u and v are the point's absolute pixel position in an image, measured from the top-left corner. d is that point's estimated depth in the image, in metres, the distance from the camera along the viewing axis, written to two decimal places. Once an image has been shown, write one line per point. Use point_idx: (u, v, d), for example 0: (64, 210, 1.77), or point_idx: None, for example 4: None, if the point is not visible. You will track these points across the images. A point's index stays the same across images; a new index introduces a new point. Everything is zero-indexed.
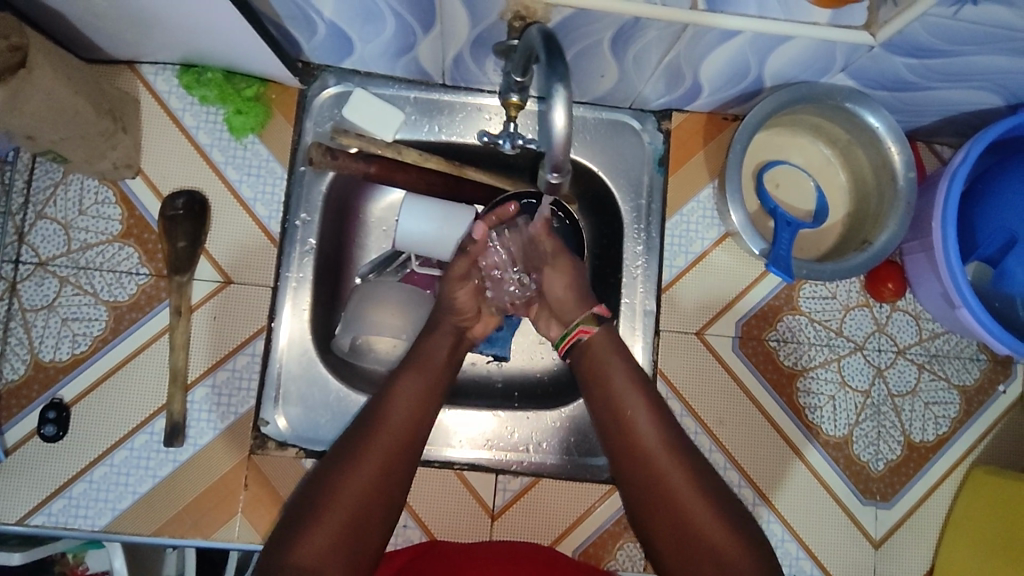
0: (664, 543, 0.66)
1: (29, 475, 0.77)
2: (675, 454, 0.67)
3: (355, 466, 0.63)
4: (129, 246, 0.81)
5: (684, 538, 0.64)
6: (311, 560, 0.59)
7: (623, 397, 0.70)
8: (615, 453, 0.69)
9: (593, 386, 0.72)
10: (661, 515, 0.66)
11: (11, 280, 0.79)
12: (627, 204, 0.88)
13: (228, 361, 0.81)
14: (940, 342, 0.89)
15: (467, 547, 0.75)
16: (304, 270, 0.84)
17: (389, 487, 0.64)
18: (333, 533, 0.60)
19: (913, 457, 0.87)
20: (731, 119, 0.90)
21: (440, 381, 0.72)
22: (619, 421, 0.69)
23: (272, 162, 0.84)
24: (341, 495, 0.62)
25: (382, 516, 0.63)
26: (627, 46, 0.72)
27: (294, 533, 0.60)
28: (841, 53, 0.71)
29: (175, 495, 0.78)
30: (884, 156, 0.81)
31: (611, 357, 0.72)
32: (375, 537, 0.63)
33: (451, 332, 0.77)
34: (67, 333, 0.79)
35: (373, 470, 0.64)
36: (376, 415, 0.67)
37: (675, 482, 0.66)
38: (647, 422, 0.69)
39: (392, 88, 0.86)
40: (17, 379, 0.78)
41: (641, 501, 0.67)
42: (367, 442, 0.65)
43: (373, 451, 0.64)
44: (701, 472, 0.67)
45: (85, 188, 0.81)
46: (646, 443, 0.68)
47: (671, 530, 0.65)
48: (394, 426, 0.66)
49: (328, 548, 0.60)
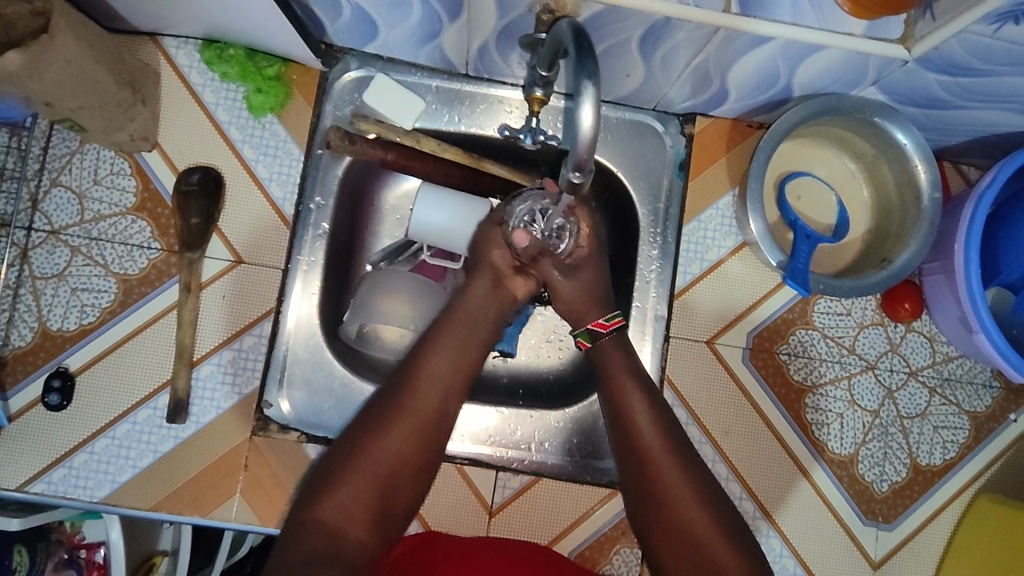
0: (663, 554, 0.64)
1: (30, 442, 0.77)
2: (674, 449, 0.67)
3: (385, 429, 0.64)
4: (142, 219, 0.80)
5: (688, 557, 0.62)
6: (336, 515, 0.59)
7: (635, 412, 0.69)
8: (622, 462, 0.68)
9: (608, 397, 0.71)
10: (667, 536, 0.64)
11: (22, 246, 0.79)
12: (644, 206, 0.87)
13: (235, 341, 0.80)
14: (954, 366, 0.88)
15: (467, 545, 0.73)
16: (315, 255, 0.83)
17: (418, 455, 0.65)
18: (358, 492, 0.61)
19: (919, 480, 0.86)
20: (755, 127, 0.89)
21: (470, 352, 0.72)
22: (622, 423, 0.69)
23: (289, 143, 0.83)
24: (368, 455, 0.63)
25: (408, 485, 0.64)
26: (655, 46, 0.71)
27: (324, 487, 0.61)
28: (874, 65, 0.71)
29: (175, 472, 0.78)
30: (910, 173, 0.80)
31: (623, 368, 0.72)
32: (402, 503, 0.64)
33: (488, 300, 0.76)
34: (75, 303, 0.79)
35: (400, 439, 0.64)
36: (409, 384, 0.67)
37: (670, 483, 0.65)
38: (648, 426, 0.68)
39: (414, 76, 0.85)
40: (23, 346, 0.78)
41: (640, 512, 0.66)
42: (399, 408, 0.65)
43: (404, 420, 0.65)
44: (701, 484, 0.65)
45: (100, 159, 0.81)
46: (648, 448, 0.67)
47: (672, 544, 0.63)
48: (429, 389, 0.67)
49: (353, 505, 0.60)
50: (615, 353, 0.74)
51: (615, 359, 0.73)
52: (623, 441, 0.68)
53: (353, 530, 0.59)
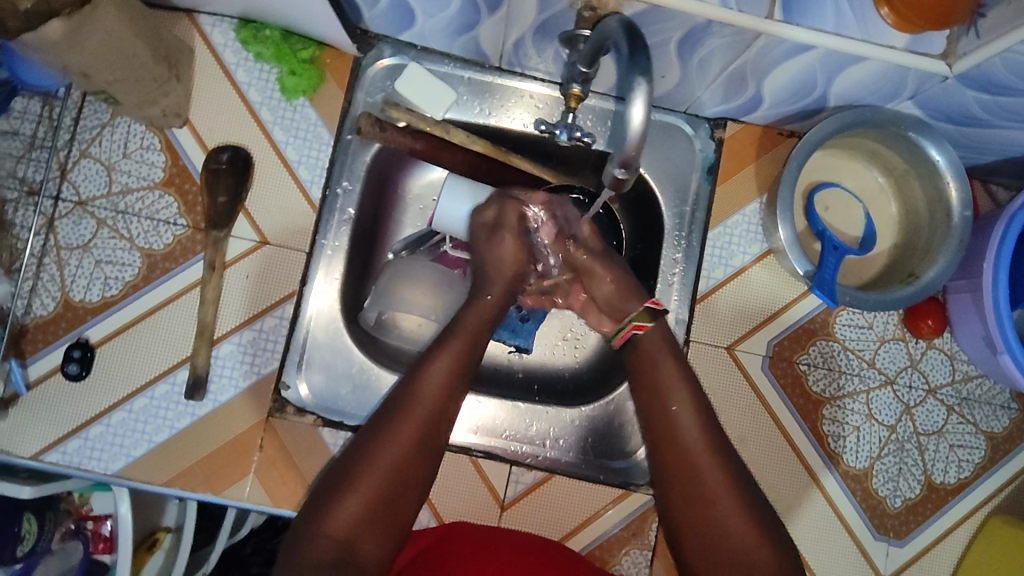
0: (694, 552, 0.65)
1: (47, 412, 0.77)
2: (715, 449, 0.67)
3: (385, 441, 0.64)
4: (170, 195, 0.80)
5: (728, 563, 0.63)
6: (342, 530, 0.60)
7: (678, 414, 0.69)
8: (659, 465, 0.68)
9: (648, 391, 0.71)
10: (704, 537, 0.64)
11: (49, 216, 0.79)
12: (670, 209, 0.87)
13: (256, 321, 0.80)
14: (973, 385, 0.88)
15: (484, 538, 0.73)
16: (340, 239, 0.83)
17: (420, 463, 0.64)
18: (362, 506, 0.61)
19: (932, 497, 0.86)
20: (787, 135, 0.89)
21: (473, 359, 0.71)
22: (663, 417, 0.69)
23: (320, 126, 0.83)
24: (369, 470, 0.62)
25: (413, 496, 0.64)
26: (694, 49, 0.71)
27: (327, 502, 0.62)
28: (913, 79, 0.71)
29: (190, 449, 0.78)
30: (942, 190, 0.79)
31: (664, 359, 0.72)
32: (409, 510, 0.64)
33: (488, 309, 0.75)
34: (98, 276, 0.79)
35: (399, 453, 0.63)
36: (407, 397, 0.66)
37: (711, 483, 0.65)
38: (693, 425, 0.68)
39: (447, 66, 0.85)
40: (45, 315, 0.78)
41: (674, 509, 0.67)
42: (397, 423, 0.65)
43: (404, 430, 0.64)
44: (741, 483, 0.66)
45: (131, 133, 0.81)
46: (691, 445, 0.67)
47: (706, 546, 0.64)
48: (429, 396, 0.66)
49: (358, 519, 0.61)
50: (659, 343, 0.73)
51: (663, 354, 0.72)
52: (662, 439, 0.68)
53: (360, 542, 0.60)
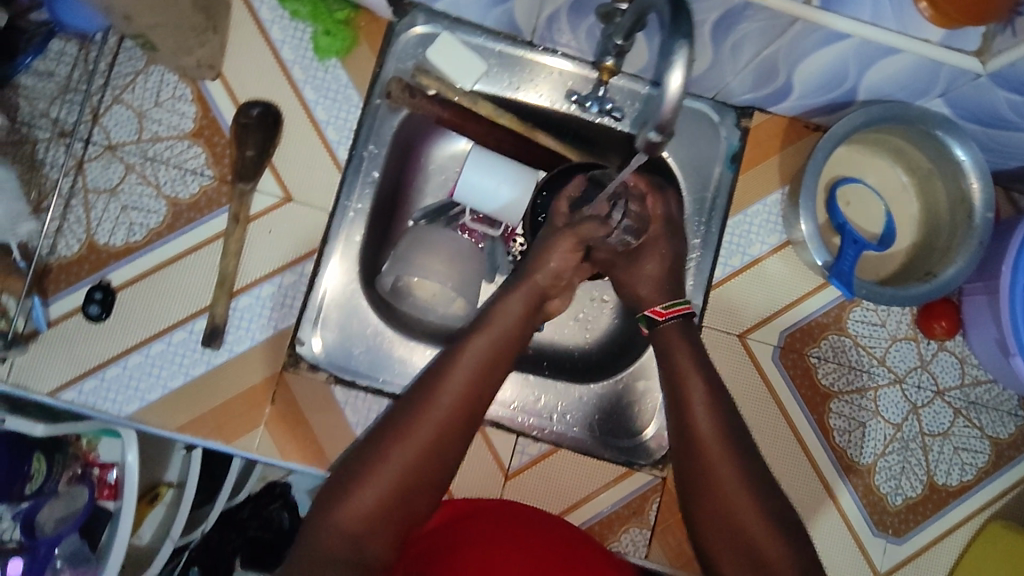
0: (711, 542, 0.64)
1: (66, 350, 0.78)
2: (727, 439, 0.66)
3: (406, 434, 0.60)
4: (198, 146, 0.81)
5: (740, 551, 0.62)
6: (356, 523, 0.57)
7: (694, 403, 0.68)
8: (676, 456, 0.68)
9: (667, 378, 0.71)
10: (720, 526, 0.64)
11: (79, 158, 0.79)
12: (691, 195, 0.87)
13: (276, 276, 0.81)
14: (981, 390, 0.88)
15: (491, 526, 0.70)
16: (364, 201, 0.83)
17: (442, 461, 0.61)
18: (377, 501, 0.58)
19: (933, 498, 0.86)
20: (812, 128, 0.89)
21: (503, 356, 0.68)
22: (681, 406, 0.69)
23: (350, 89, 0.84)
24: (387, 464, 0.59)
25: (429, 495, 0.61)
26: (727, 32, 0.71)
27: (341, 492, 0.59)
28: (945, 76, 0.71)
29: (204, 397, 0.79)
30: (964, 190, 0.79)
31: (681, 347, 0.72)
32: (424, 507, 0.61)
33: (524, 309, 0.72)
34: (124, 221, 0.80)
35: (408, 459, 0.60)
36: (432, 388, 0.63)
37: (721, 473, 0.64)
38: (705, 415, 0.67)
39: (480, 37, 0.84)
40: (69, 256, 0.79)
41: (689, 497, 0.66)
42: (419, 416, 0.61)
43: (427, 423, 0.61)
44: (753, 473, 0.65)
45: (164, 82, 0.81)
46: (702, 433, 0.66)
47: (724, 537, 0.63)
48: (455, 391, 0.63)
49: (372, 514, 0.58)
50: (676, 337, 0.73)
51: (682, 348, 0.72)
52: (678, 429, 0.68)
53: (373, 537, 0.58)
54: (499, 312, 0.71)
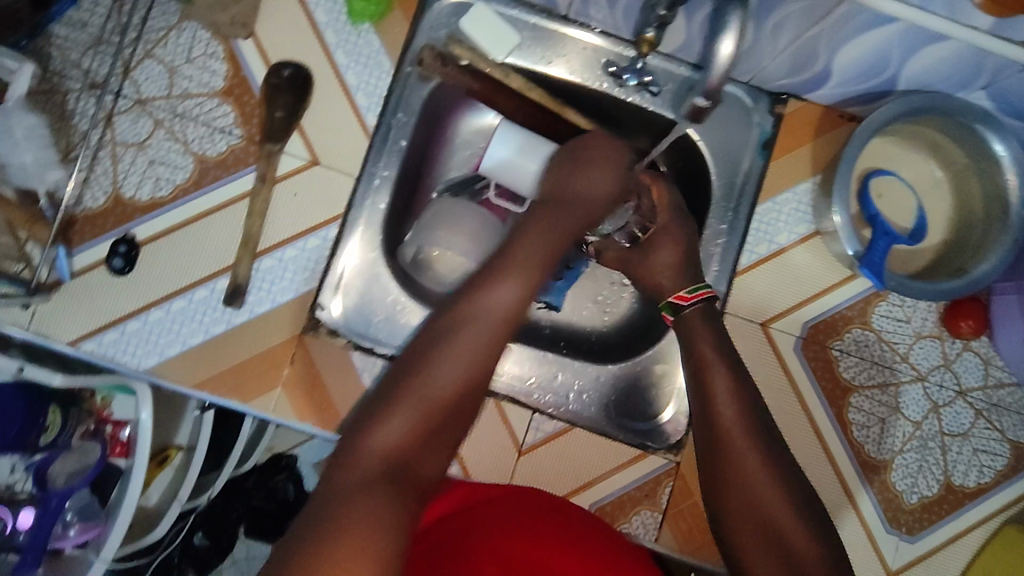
0: (736, 534, 0.63)
1: (88, 302, 0.78)
2: (752, 431, 0.65)
3: (449, 353, 0.60)
4: (228, 105, 0.81)
5: (769, 546, 0.61)
6: (400, 441, 0.56)
7: (719, 395, 0.67)
8: (701, 445, 0.67)
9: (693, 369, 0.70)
10: (749, 520, 0.63)
11: (109, 110, 0.79)
12: (719, 179, 0.85)
13: (299, 240, 0.81)
14: (1004, 393, 0.86)
15: (504, 510, 0.69)
16: (390, 169, 0.82)
17: (478, 380, 0.60)
18: (420, 418, 0.57)
19: (949, 498, 0.85)
20: (847, 118, 0.87)
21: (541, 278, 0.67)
22: (706, 396, 0.68)
23: (381, 55, 0.83)
24: (428, 381, 0.58)
25: (463, 418, 0.60)
26: (771, 11, 0.69)
27: (383, 409, 0.57)
28: (991, 66, 0.69)
29: (223, 355, 0.79)
30: (1000, 187, 0.78)
31: (703, 338, 0.71)
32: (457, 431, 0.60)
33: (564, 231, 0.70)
34: (150, 175, 0.79)
35: (446, 383, 0.58)
36: (472, 307, 0.62)
37: (749, 463, 0.64)
38: (730, 407, 0.66)
39: (514, 10, 0.83)
40: (95, 208, 0.79)
41: (715, 489, 0.65)
42: (459, 334, 0.61)
43: (468, 343, 0.60)
44: (781, 465, 0.64)
45: (196, 39, 0.81)
46: (727, 424, 0.66)
47: (754, 528, 0.62)
48: (495, 312, 0.63)
49: (415, 431, 0.56)
50: (701, 329, 0.72)
51: (706, 339, 0.71)
52: (702, 422, 0.67)
53: (414, 458, 0.56)
54: (522, 242, 0.67)
